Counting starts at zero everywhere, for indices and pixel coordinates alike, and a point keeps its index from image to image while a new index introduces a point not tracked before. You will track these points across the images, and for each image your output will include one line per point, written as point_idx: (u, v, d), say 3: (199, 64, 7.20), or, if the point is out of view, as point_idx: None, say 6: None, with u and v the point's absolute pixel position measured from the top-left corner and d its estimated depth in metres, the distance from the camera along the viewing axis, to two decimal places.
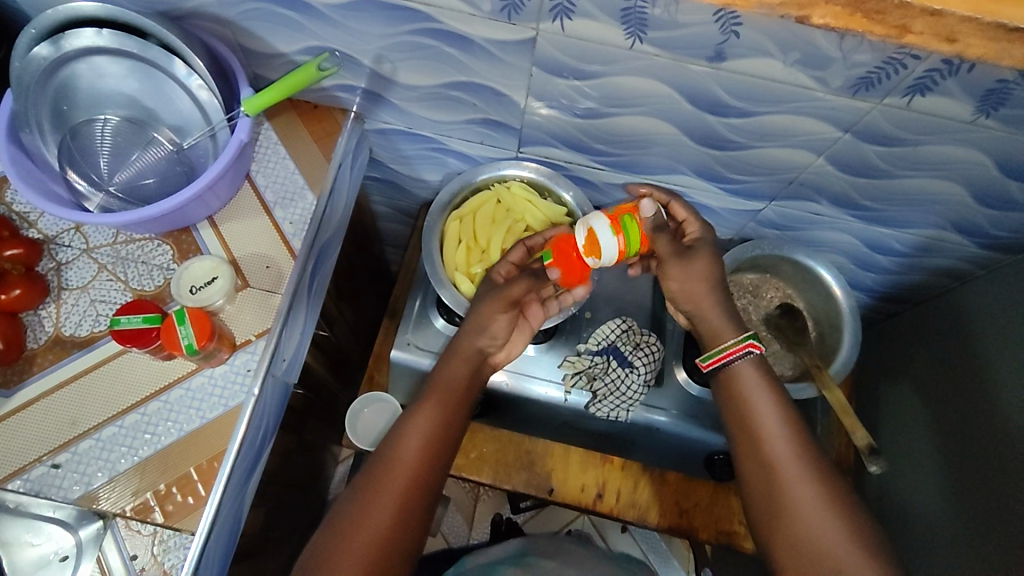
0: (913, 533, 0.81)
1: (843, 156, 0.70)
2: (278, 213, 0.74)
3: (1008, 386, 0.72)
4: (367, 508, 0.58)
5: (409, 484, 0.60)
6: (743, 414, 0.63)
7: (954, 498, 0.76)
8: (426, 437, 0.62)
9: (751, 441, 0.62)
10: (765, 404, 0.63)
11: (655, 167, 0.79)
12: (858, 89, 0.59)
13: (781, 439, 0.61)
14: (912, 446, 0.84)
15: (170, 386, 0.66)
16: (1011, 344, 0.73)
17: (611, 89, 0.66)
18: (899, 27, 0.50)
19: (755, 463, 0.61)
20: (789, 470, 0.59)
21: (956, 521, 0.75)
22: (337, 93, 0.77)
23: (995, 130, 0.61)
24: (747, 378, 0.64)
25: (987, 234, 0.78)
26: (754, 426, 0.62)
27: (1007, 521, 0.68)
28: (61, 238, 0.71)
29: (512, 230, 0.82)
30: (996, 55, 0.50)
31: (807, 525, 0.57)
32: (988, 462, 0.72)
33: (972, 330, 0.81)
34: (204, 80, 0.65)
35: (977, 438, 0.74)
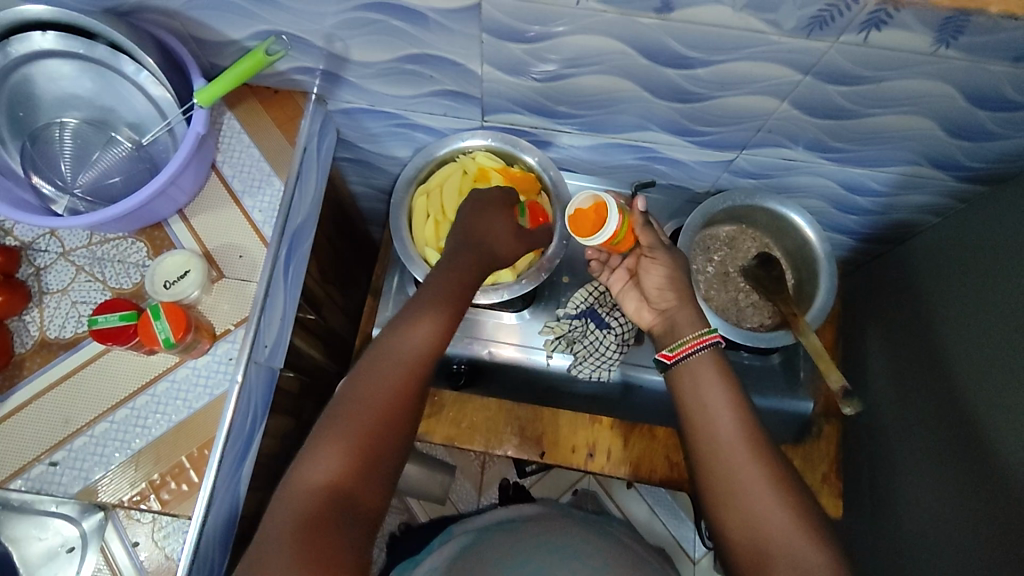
0: (901, 481, 0.82)
1: (808, 100, 0.68)
2: (247, 202, 0.74)
3: (984, 333, 0.72)
4: (373, 384, 0.58)
5: (414, 370, 0.60)
6: (696, 401, 0.64)
7: (936, 439, 0.77)
8: (431, 328, 0.62)
9: (706, 426, 0.62)
10: (719, 396, 0.63)
11: (624, 125, 0.78)
12: (813, 29, 0.57)
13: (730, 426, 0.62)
14: (902, 392, 0.85)
15: (155, 379, 0.68)
16: (978, 291, 0.74)
17: (565, 49, 0.65)
18: None
19: (710, 451, 0.61)
20: (743, 455, 0.60)
21: (939, 481, 0.75)
22: (295, 76, 0.77)
23: (956, 59, 0.59)
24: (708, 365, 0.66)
25: (964, 167, 0.77)
26: (711, 411, 0.63)
27: (987, 479, 0.67)
28: (37, 243, 0.72)
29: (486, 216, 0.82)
30: None
31: (752, 508, 0.58)
32: (963, 414, 0.73)
33: (939, 279, 0.82)
34: (154, 75, 0.65)
35: (953, 391, 0.75)
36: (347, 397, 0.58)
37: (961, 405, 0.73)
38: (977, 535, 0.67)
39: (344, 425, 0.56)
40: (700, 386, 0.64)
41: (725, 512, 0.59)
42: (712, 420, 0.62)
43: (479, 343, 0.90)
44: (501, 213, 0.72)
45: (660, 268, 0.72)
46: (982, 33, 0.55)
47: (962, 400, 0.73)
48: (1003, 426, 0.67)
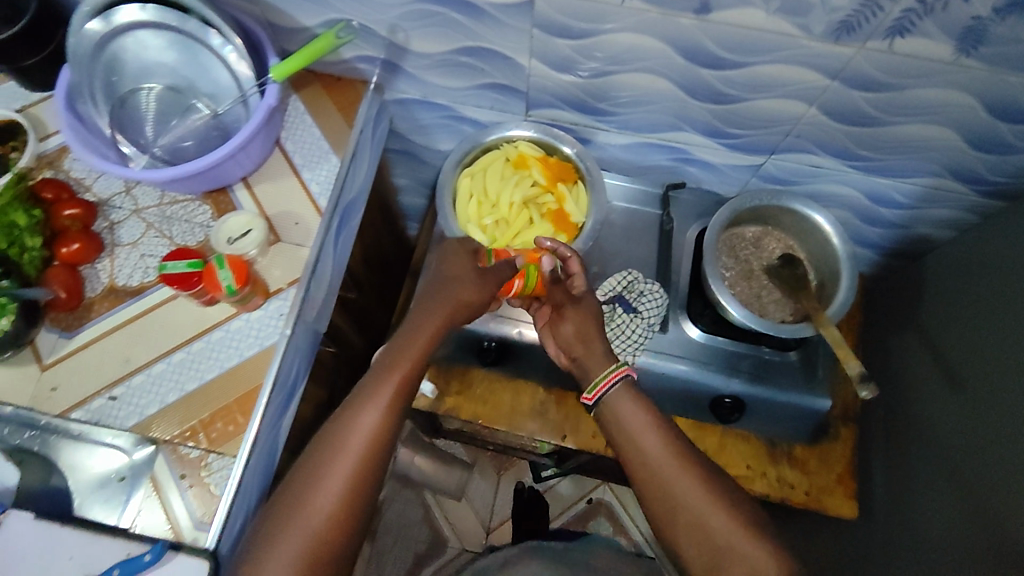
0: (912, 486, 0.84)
1: (834, 106, 0.73)
2: (306, 174, 0.81)
3: (986, 344, 0.75)
4: (306, 496, 0.56)
5: (351, 480, 0.57)
6: (626, 426, 0.65)
7: (949, 450, 0.78)
8: (370, 427, 0.59)
9: (636, 450, 0.63)
10: (641, 421, 0.65)
11: (658, 125, 0.82)
12: (840, 34, 0.62)
13: (652, 438, 0.63)
14: (915, 397, 0.87)
15: (212, 328, 0.73)
16: (992, 296, 0.77)
17: (610, 47, 0.71)
18: None
19: (646, 471, 0.62)
20: (674, 469, 0.61)
21: (941, 485, 0.77)
22: (358, 65, 0.84)
23: (977, 70, 0.63)
24: (625, 399, 0.67)
25: (986, 180, 0.80)
26: (636, 436, 0.64)
27: (987, 515, 0.69)
28: (113, 200, 0.79)
29: (528, 199, 0.80)
30: None
31: (689, 509, 0.59)
32: (972, 416, 0.75)
33: (955, 289, 0.85)
34: (236, 50, 0.71)
35: (960, 394, 0.78)
36: (280, 512, 0.56)
37: (967, 447, 0.74)
38: (972, 547, 0.69)
39: (281, 547, 0.55)
40: (624, 415, 0.66)
41: (673, 521, 0.59)
42: (639, 445, 0.63)
43: (510, 323, 0.88)
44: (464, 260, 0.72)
45: (572, 318, 0.74)
46: (1000, 43, 0.60)
47: (969, 405, 0.76)
48: (1003, 426, 0.69)
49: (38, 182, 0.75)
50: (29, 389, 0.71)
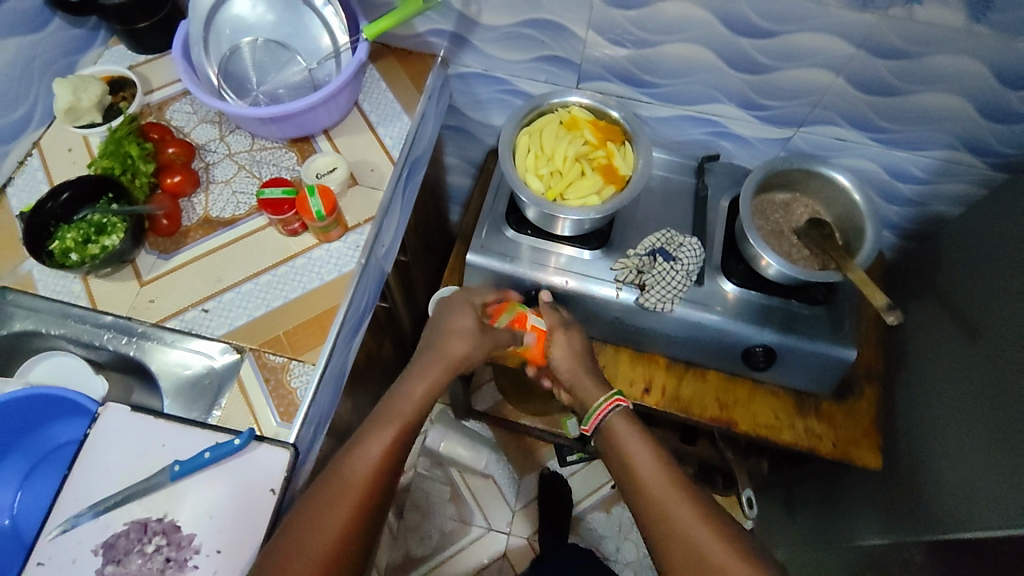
0: (928, 431, 0.89)
1: (858, 75, 0.81)
2: (380, 130, 0.90)
3: (1002, 297, 0.80)
4: (332, 483, 0.63)
5: (365, 477, 0.63)
6: (626, 450, 0.72)
7: (967, 394, 0.83)
8: (373, 459, 0.65)
9: (632, 471, 0.69)
10: (639, 446, 0.72)
11: (697, 97, 0.92)
12: (865, 2, 0.72)
13: (649, 457, 0.70)
14: (932, 350, 0.93)
15: (296, 255, 0.81)
16: (1001, 246, 0.84)
17: (660, 17, 0.81)
18: None
19: (637, 485, 0.68)
20: (669, 486, 0.66)
21: (971, 427, 0.81)
22: (429, 39, 0.94)
23: (986, 36, 0.72)
24: (623, 425, 0.76)
25: (997, 153, 0.88)
26: (634, 457, 0.71)
27: (1002, 446, 0.74)
28: (209, 145, 0.88)
29: (580, 153, 0.87)
30: None
31: (683, 523, 0.62)
32: (989, 358, 0.81)
33: (965, 253, 0.92)
34: (334, 9, 0.83)
35: (982, 340, 0.83)
36: (304, 501, 0.62)
37: (982, 398, 0.80)
38: (998, 471, 0.74)
39: (299, 529, 0.59)
40: (625, 439, 0.74)
41: (664, 531, 0.63)
42: (636, 462, 0.70)
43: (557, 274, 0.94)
44: (464, 303, 0.85)
45: (564, 345, 0.86)
46: (1007, 9, 0.69)
47: (984, 355, 0.82)
48: (1016, 360, 0.75)
49: (146, 125, 0.84)
50: (129, 300, 0.78)
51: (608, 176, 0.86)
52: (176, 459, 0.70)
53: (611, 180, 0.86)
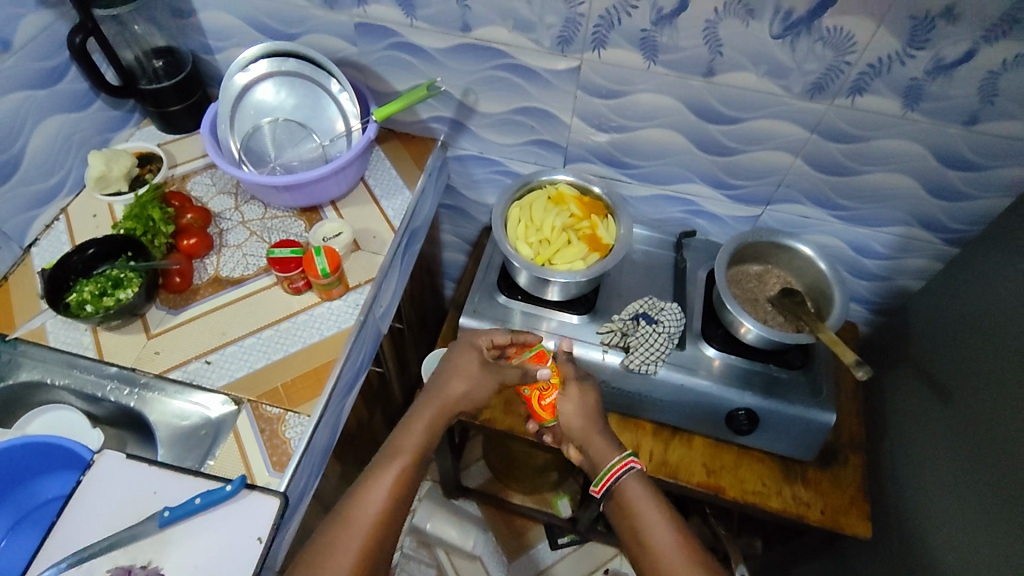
0: (914, 480, 0.92)
1: (815, 157, 0.91)
2: (383, 202, 0.98)
3: (984, 339, 0.83)
4: (344, 527, 0.64)
5: (376, 521, 0.65)
6: (638, 521, 0.70)
7: (948, 445, 0.86)
8: (378, 501, 0.67)
9: (646, 545, 0.68)
10: (654, 515, 0.70)
11: (673, 177, 1.01)
12: (814, 93, 0.82)
13: (664, 529, 0.69)
14: (912, 402, 0.96)
15: (298, 312, 0.86)
16: (966, 300, 0.89)
17: (636, 106, 0.91)
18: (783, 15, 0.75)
19: (650, 554, 0.67)
20: (684, 563, 0.65)
21: (961, 476, 0.82)
22: (431, 125, 1.05)
23: (922, 123, 0.82)
24: (635, 489, 0.74)
25: (948, 228, 0.96)
26: (647, 530, 0.69)
27: (988, 501, 0.76)
28: (224, 214, 0.95)
29: (567, 224, 0.95)
30: (853, 45, 0.76)
31: None
32: (967, 411, 0.84)
33: (931, 321, 0.98)
34: (349, 94, 0.93)
35: (955, 391, 0.87)
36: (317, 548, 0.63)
37: (966, 451, 0.82)
38: (985, 525, 0.75)
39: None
40: (637, 507, 0.72)
41: None
42: (650, 536, 0.69)
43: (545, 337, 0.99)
44: (466, 351, 0.86)
45: (571, 401, 0.83)
46: (936, 99, 0.79)
47: (963, 408, 0.85)
48: (993, 413, 0.78)
49: (168, 193, 0.92)
50: (135, 352, 0.81)
51: (592, 244, 0.93)
52: (165, 506, 0.70)
53: (597, 248, 0.93)
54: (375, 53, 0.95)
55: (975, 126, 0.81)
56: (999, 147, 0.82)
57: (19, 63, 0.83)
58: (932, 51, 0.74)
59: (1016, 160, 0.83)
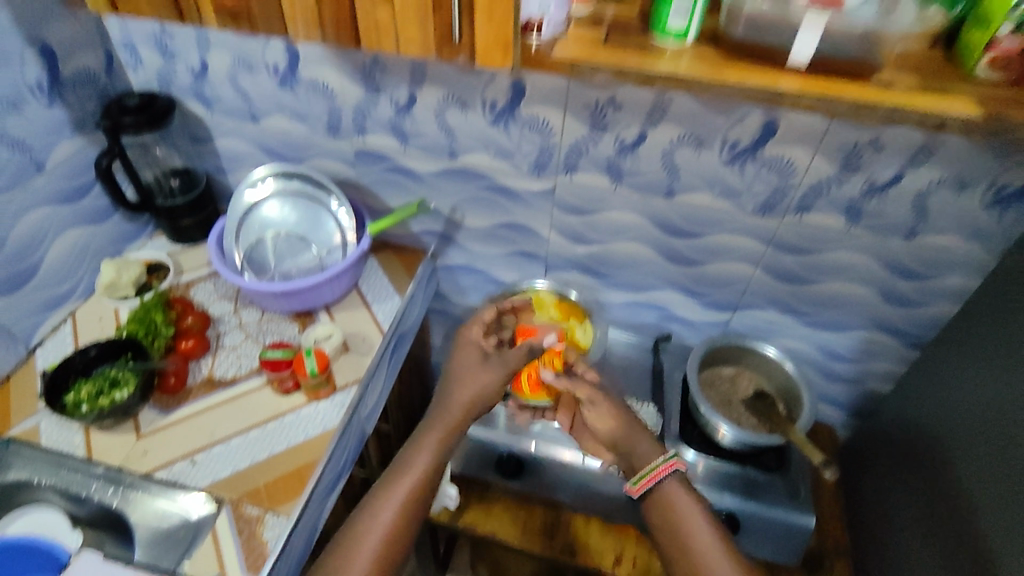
0: (899, 520, 0.93)
1: (773, 267, 0.99)
2: (374, 307, 1.03)
3: (975, 433, 0.79)
4: (352, 551, 0.73)
5: (383, 544, 0.74)
6: (680, 517, 0.77)
7: (926, 485, 0.88)
8: (387, 526, 0.75)
9: (680, 540, 0.76)
10: (693, 513, 0.77)
11: (645, 285, 1.08)
12: (765, 211, 0.91)
13: (704, 530, 0.76)
14: (903, 443, 0.98)
15: (285, 412, 0.89)
16: (951, 360, 0.91)
17: (607, 222, 1.00)
18: (729, 146, 0.85)
19: (682, 538, 0.76)
20: (717, 553, 0.74)
21: (935, 511, 0.84)
22: (421, 237, 1.13)
23: (866, 237, 0.91)
24: (671, 489, 0.79)
25: (906, 333, 1.01)
26: (684, 528, 0.76)
27: (957, 541, 0.78)
28: (223, 317, 1.01)
29: (546, 328, 1.00)
30: (793, 172, 0.86)
31: None
32: (943, 454, 0.85)
33: (901, 421, 1.01)
34: (346, 209, 1.02)
35: (937, 431, 0.89)
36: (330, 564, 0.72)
37: (939, 490, 0.84)
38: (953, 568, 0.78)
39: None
40: (678, 508, 0.78)
41: None
42: (688, 531, 0.76)
43: (526, 438, 1.00)
44: (475, 352, 0.91)
45: (601, 410, 0.86)
46: (875, 216, 0.88)
47: (942, 444, 0.87)
48: (967, 456, 0.80)
49: (173, 299, 0.99)
50: (123, 451, 0.84)
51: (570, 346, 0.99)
52: None
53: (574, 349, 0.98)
54: (371, 175, 1.06)
55: (914, 239, 0.89)
56: (937, 259, 0.90)
57: (49, 183, 0.91)
58: (863, 175, 0.84)
59: (956, 270, 0.91)
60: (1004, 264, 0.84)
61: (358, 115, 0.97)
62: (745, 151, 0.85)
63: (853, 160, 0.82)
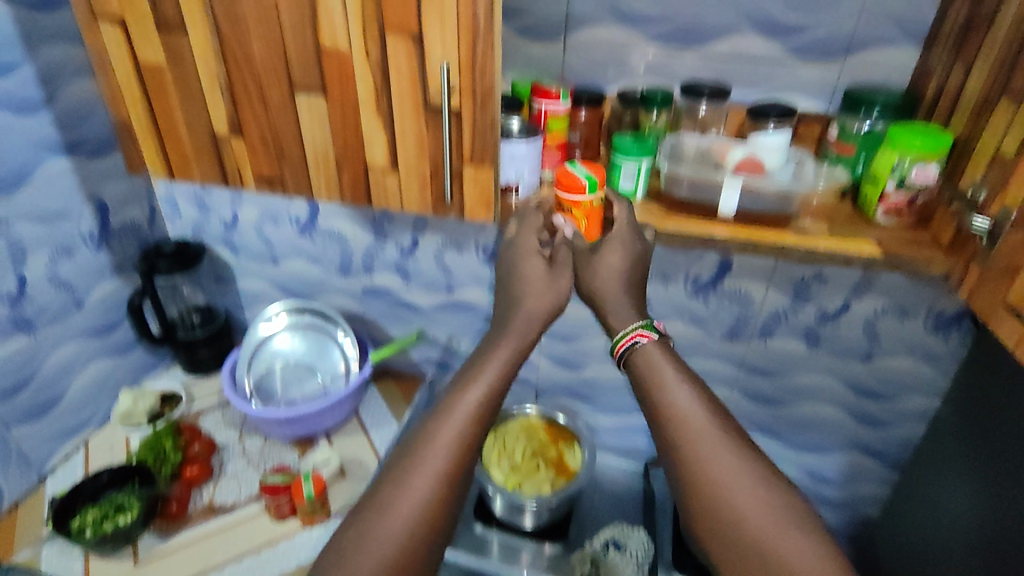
0: (943, 528, 0.88)
1: (749, 389, 1.05)
2: (372, 433, 1.09)
3: None
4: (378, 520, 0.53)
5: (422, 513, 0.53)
6: (663, 393, 0.58)
7: (977, 495, 0.82)
8: (426, 489, 0.54)
9: (669, 420, 0.57)
10: (677, 383, 0.58)
11: (631, 409, 1.14)
12: (733, 338, 1.00)
13: (693, 407, 0.57)
14: (945, 453, 0.92)
15: (281, 539, 0.92)
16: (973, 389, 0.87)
17: (591, 348, 1.08)
18: (693, 280, 0.96)
19: (675, 425, 0.56)
20: (716, 441, 0.55)
21: (988, 522, 0.78)
22: (420, 365, 1.21)
23: (829, 360, 0.98)
24: (657, 358, 0.60)
25: (885, 453, 1.05)
26: (673, 409, 0.57)
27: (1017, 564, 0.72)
28: (227, 444, 1.06)
29: (534, 451, 1.05)
30: (753, 302, 0.96)
31: (739, 502, 0.52)
32: (1001, 467, 0.78)
33: (897, 542, 1.01)
34: (351, 340, 1.10)
35: (994, 446, 0.80)
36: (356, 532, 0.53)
37: (991, 506, 0.78)
38: None
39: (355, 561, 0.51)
40: (665, 376, 0.58)
41: (709, 511, 0.53)
42: (677, 411, 0.57)
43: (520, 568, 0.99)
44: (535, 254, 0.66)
45: (617, 252, 0.66)
46: (832, 340, 0.96)
47: (984, 460, 0.81)
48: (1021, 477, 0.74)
49: (182, 427, 1.04)
50: None
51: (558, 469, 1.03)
52: None
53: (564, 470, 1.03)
54: (376, 309, 1.16)
55: (872, 361, 0.97)
56: (898, 379, 0.97)
57: (84, 319, 1.00)
58: (815, 305, 0.94)
59: (917, 390, 0.97)
60: (958, 382, 0.91)
61: (366, 257, 1.10)
62: (708, 284, 0.96)
63: (804, 291, 0.93)
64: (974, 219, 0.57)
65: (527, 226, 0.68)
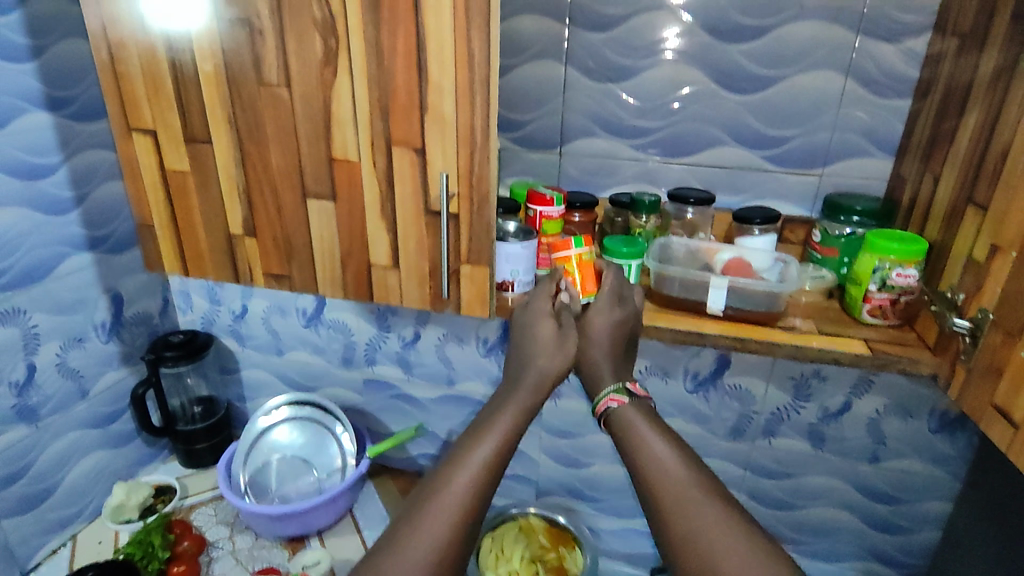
0: None
1: (755, 490, 1.02)
2: (366, 532, 1.06)
3: None
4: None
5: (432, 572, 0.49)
6: (637, 447, 0.56)
7: None
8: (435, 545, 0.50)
9: (646, 474, 0.54)
10: (653, 437, 0.56)
11: (635, 509, 1.10)
12: (735, 435, 0.99)
13: (668, 459, 0.54)
14: (970, 540, 0.88)
15: None
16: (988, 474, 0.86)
17: (592, 444, 1.07)
18: (692, 376, 0.96)
19: (653, 480, 0.53)
20: (694, 493, 0.51)
21: None
22: (419, 460, 1.19)
23: (835, 460, 0.96)
24: (635, 417, 0.58)
25: (903, 562, 1.00)
26: (648, 462, 0.54)
27: None
28: (217, 542, 1.03)
29: (533, 556, 1.01)
30: (753, 398, 0.95)
31: (722, 551, 0.47)
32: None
33: None
34: (349, 433, 1.09)
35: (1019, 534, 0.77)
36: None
37: None
38: None
39: None
40: (639, 433, 0.56)
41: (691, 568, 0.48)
42: (652, 461, 0.54)
43: None
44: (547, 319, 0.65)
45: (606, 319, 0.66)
46: (837, 440, 0.95)
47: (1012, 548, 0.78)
48: None
49: (173, 521, 1.02)
50: None
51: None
52: None
53: None
54: (377, 402, 1.16)
55: (880, 463, 0.94)
56: (909, 482, 0.94)
57: (86, 409, 1.01)
58: (816, 403, 0.93)
59: (929, 494, 0.94)
60: (972, 485, 0.89)
61: (369, 349, 1.12)
62: (707, 381, 0.96)
63: (803, 388, 0.93)
64: (955, 319, 0.59)
65: (543, 293, 0.69)
